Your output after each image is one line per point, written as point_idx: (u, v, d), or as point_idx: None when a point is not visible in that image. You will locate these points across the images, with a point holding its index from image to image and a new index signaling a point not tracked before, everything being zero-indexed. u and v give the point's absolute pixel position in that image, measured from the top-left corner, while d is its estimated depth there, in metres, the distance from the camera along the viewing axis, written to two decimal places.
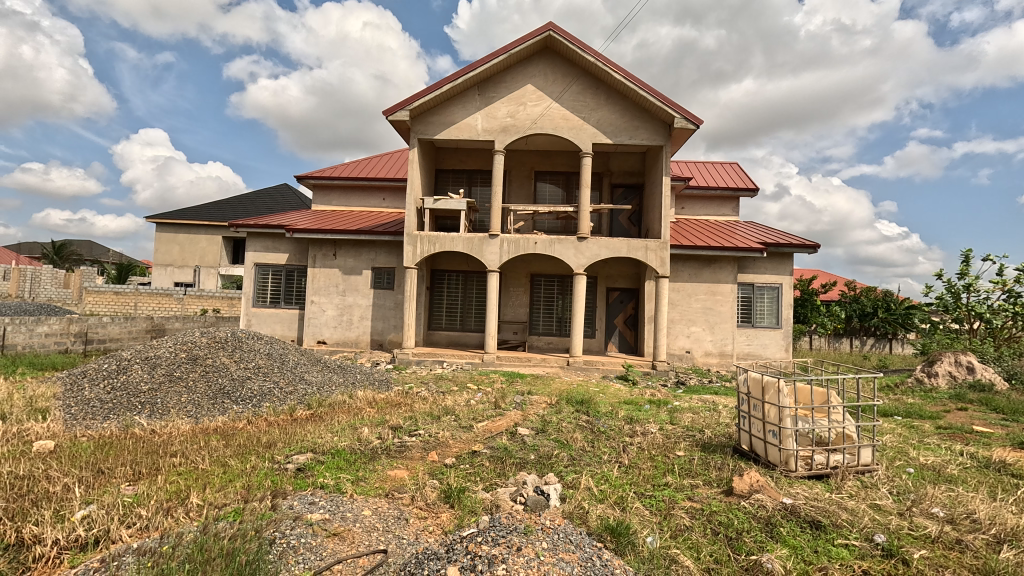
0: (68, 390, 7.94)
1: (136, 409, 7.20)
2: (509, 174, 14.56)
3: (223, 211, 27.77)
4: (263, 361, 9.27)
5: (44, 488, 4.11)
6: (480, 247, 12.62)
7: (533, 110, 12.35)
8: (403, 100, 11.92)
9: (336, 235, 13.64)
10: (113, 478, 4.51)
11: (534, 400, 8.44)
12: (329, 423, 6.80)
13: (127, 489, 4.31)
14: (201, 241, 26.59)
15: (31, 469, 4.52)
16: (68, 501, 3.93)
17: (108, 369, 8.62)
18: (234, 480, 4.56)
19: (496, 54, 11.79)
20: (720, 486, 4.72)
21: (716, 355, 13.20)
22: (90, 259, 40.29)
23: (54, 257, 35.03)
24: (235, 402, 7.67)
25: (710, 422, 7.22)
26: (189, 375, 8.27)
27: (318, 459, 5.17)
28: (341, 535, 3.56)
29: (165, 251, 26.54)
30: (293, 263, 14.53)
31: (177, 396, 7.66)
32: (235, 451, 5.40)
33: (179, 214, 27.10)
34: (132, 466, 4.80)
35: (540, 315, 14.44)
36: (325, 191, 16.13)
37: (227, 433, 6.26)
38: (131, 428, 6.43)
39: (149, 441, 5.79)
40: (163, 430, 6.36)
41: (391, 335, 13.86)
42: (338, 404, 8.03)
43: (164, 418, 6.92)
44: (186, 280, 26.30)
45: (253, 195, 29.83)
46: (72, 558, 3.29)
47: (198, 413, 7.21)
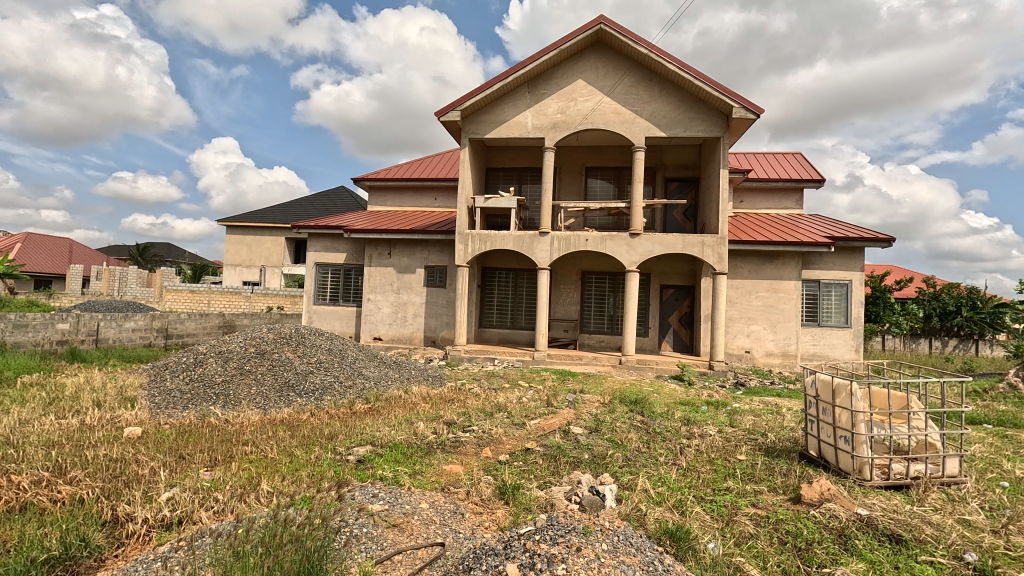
0: (152, 380, 8.61)
1: (212, 400, 7.71)
2: (560, 171, 14.49)
3: (285, 212, 29.25)
4: (325, 356, 9.72)
5: (134, 471, 4.48)
6: (530, 244, 12.60)
7: (584, 105, 12.18)
8: (455, 101, 12.11)
9: (391, 235, 14.05)
10: (193, 464, 4.85)
11: (587, 399, 8.32)
12: (386, 417, 7.03)
13: (205, 474, 4.62)
14: (266, 242, 28.19)
15: (123, 452, 4.93)
16: (154, 483, 4.26)
17: (186, 361, 9.30)
18: (301, 468, 4.81)
19: (547, 50, 11.74)
20: (787, 493, 4.48)
21: (778, 355, 12.58)
22: (171, 259, 43.90)
23: (139, 257, 38.52)
24: (299, 394, 8.07)
25: (773, 425, 6.91)
26: (258, 369, 8.79)
27: (377, 451, 5.33)
28: (401, 527, 3.66)
29: (234, 251, 28.36)
30: (351, 262, 15.09)
31: (247, 388, 8.14)
32: (300, 441, 5.67)
33: (246, 216, 28.78)
34: (209, 453, 5.15)
35: (592, 313, 14.26)
36: (380, 192, 16.67)
37: (293, 424, 6.59)
38: (207, 416, 6.90)
39: (224, 430, 6.19)
40: (235, 420, 6.77)
41: (443, 333, 14.10)
42: (394, 398, 8.28)
43: (236, 408, 7.38)
44: (254, 279, 27.94)
45: (313, 197, 31.28)
46: (159, 536, 3.56)
47: (267, 404, 7.64)
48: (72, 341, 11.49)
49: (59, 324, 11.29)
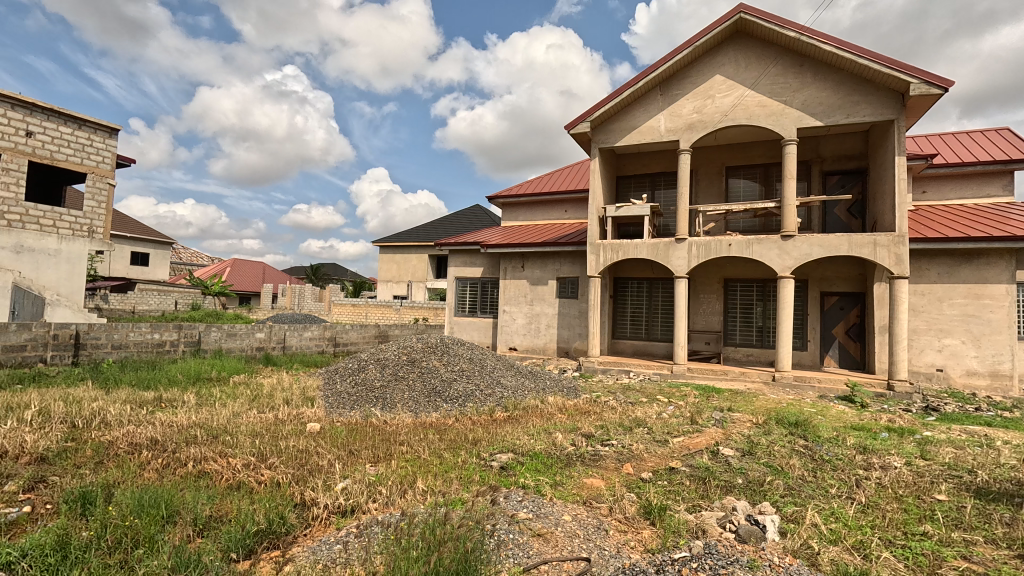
0: (326, 383, 9.88)
1: (373, 402, 8.62)
2: (696, 173, 13.70)
3: (428, 232, 31.87)
4: (466, 365, 10.31)
5: (316, 462, 5.17)
6: (666, 252, 12.06)
7: (723, 101, 11.40)
8: (584, 112, 12.19)
9: (524, 249, 14.49)
10: (361, 459, 5.45)
11: (736, 418, 7.65)
12: (525, 425, 7.20)
13: (371, 469, 5.15)
14: (413, 259, 30.98)
15: (307, 445, 5.73)
16: (332, 474, 4.87)
17: (352, 367, 10.54)
18: (450, 470, 5.13)
19: (680, 49, 11.27)
20: (1013, 548, 3.61)
21: (986, 375, 10.31)
22: (337, 277, 50.45)
23: (313, 276, 44.91)
24: (445, 400, 8.66)
25: (984, 461, 5.65)
26: (409, 375, 9.64)
27: (519, 459, 5.48)
28: (546, 537, 3.70)
29: (386, 268, 31.63)
30: (487, 276, 15.87)
31: (401, 392, 8.96)
32: (448, 445, 6.06)
33: (396, 236, 31.94)
34: (373, 450, 5.75)
35: (737, 324, 13.13)
36: (513, 208, 17.34)
37: (441, 428, 7.07)
38: (370, 417, 7.73)
39: (384, 430, 6.87)
40: (393, 421, 7.48)
41: (576, 344, 14.08)
42: (531, 408, 8.47)
43: (393, 411, 8.16)
44: (402, 293, 30.83)
45: (452, 216, 33.67)
46: (337, 521, 4.04)
47: (418, 408, 8.32)
48: (266, 348, 13.70)
49: (258, 333, 13.54)
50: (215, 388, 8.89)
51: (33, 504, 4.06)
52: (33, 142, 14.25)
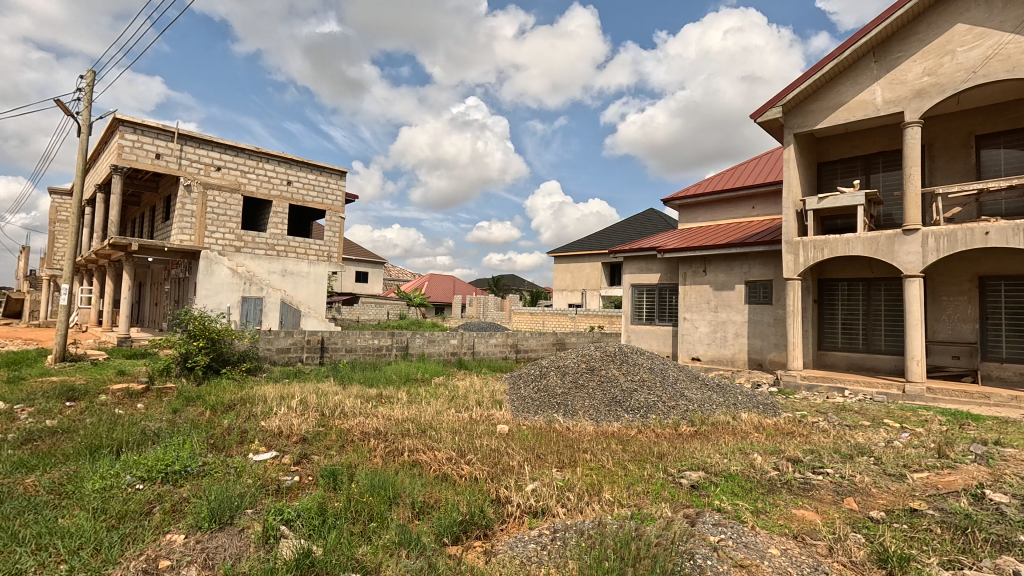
0: (512, 387, 10.50)
1: (555, 408, 8.89)
2: (930, 148, 11.17)
3: (602, 239, 31.88)
4: (647, 375, 10.00)
5: (508, 462, 5.53)
6: (890, 246, 10.06)
7: (968, 56, 9.14)
8: (775, 97, 10.96)
9: (706, 251, 13.50)
10: (548, 463, 5.66)
11: (1007, 456, 5.95)
12: (716, 443, 6.66)
13: (557, 474, 5.31)
14: (586, 268, 31.32)
15: (499, 445, 6.16)
16: (523, 475, 5.14)
17: (534, 373, 11.06)
18: (637, 484, 5.01)
19: (901, 3, 9.42)
20: None
21: None
22: (516, 288, 53.73)
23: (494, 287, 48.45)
24: (626, 410, 8.51)
25: None
26: (589, 383, 9.73)
27: (711, 479, 5.09)
28: (749, 569, 3.36)
29: (561, 278, 32.55)
30: (665, 282, 15.20)
31: (582, 400, 9.08)
32: (633, 457, 5.92)
33: (569, 246, 32.68)
34: (558, 455, 5.92)
35: (1002, 334, 10.25)
36: (692, 209, 16.36)
37: (624, 439, 6.95)
38: (553, 422, 7.99)
39: (568, 436, 7.03)
40: (575, 428, 7.62)
41: (772, 355, 12.56)
42: (721, 424, 7.80)
43: (575, 418, 8.30)
44: (577, 302, 31.36)
45: (625, 222, 33.16)
46: (530, 520, 4.25)
47: (599, 417, 8.32)
48: (459, 353, 15.19)
49: (452, 340, 15.10)
50: (421, 388, 10.16)
51: (300, 475, 5.13)
52: (292, 189, 18.28)
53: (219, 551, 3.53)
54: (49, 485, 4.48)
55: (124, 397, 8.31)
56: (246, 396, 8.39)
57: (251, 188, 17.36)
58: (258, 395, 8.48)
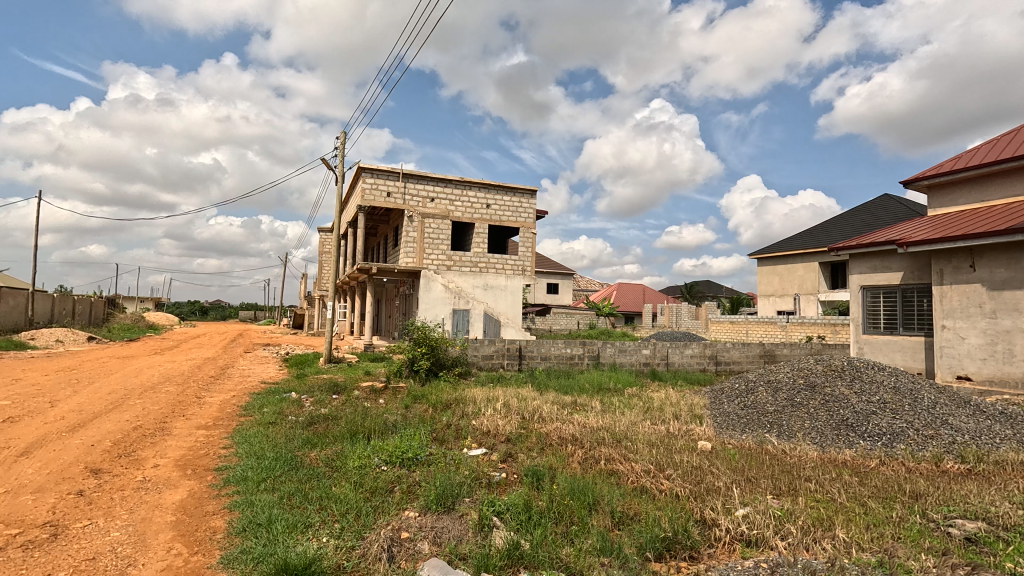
0: (713, 401, 9.72)
1: (767, 428, 7.95)
2: None
3: (818, 236, 27.59)
4: (890, 397, 8.27)
5: (712, 482, 5.14)
6: None
7: None
8: None
9: (975, 241, 10.54)
10: (760, 487, 5.08)
11: None
12: (1002, 488, 5.14)
13: (773, 501, 4.74)
14: (799, 269, 27.44)
15: (701, 462, 5.76)
16: (731, 498, 4.72)
17: (739, 387, 10.08)
18: (882, 525, 4.16)
19: None
20: None
21: None
22: (713, 294, 49.88)
23: (688, 295, 45.71)
24: (861, 436, 7.16)
25: None
26: (810, 404, 8.47)
27: (997, 534, 3.94)
28: None
29: (767, 282, 29.11)
30: (911, 282, 12.38)
31: (801, 421, 7.95)
32: (875, 492, 4.94)
33: (776, 246, 29.07)
34: (773, 480, 5.27)
35: None
36: (947, 190, 13.08)
37: (860, 470, 5.85)
38: (765, 444, 7.15)
39: (784, 460, 6.22)
40: (793, 452, 6.69)
41: None
42: (1010, 465, 5.99)
43: (792, 440, 7.30)
44: (788, 308, 27.67)
45: (849, 214, 28.15)
46: (742, 550, 3.87)
47: (824, 442, 7.17)
48: (652, 364, 14.71)
49: (644, 350, 14.72)
50: (615, 398, 10.12)
51: (507, 472, 5.57)
52: (490, 211, 20.15)
53: (445, 531, 4.04)
54: (325, 459, 5.73)
55: (371, 393, 10.17)
56: (459, 397, 9.47)
57: (457, 213, 19.69)
58: (468, 397, 9.50)
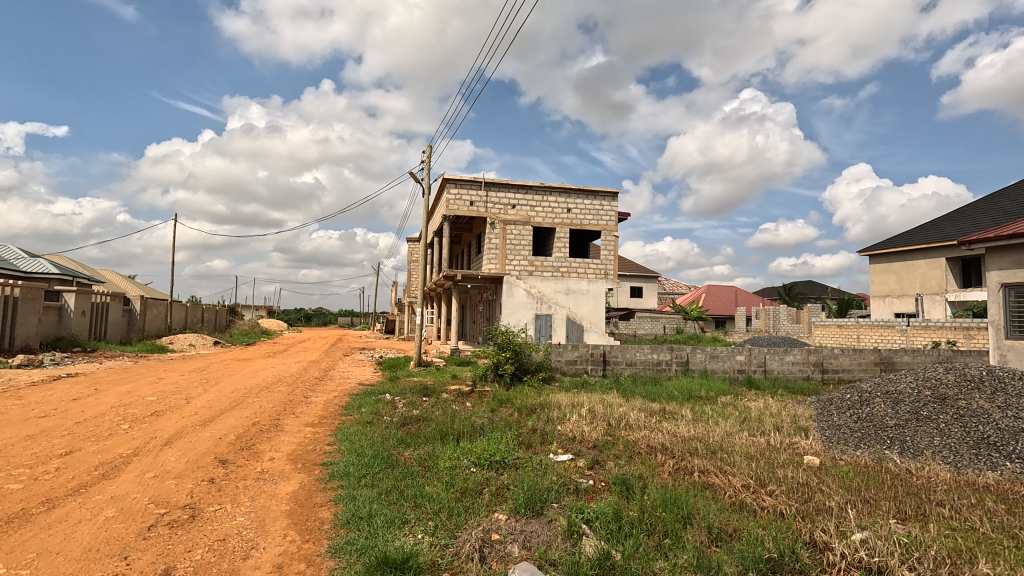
0: (821, 413, 8.89)
1: (886, 444, 7.13)
2: None
3: (944, 228, 24.42)
4: None
5: (822, 501, 4.70)
6: None
7: None
8: None
9: None
10: (881, 510, 4.56)
11: None
12: None
13: (898, 526, 4.23)
14: (921, 267, 24.44)
15: (808, 479, 5.30)
16: (846, 520, 4.28)
17: (851, 398, 9.15)
18: None
19: None
20: None
21: None
22: (816, 296, 45.90)
23: (787, 297, 42.37)
24: (1007, 458, 6.20)
25: None
26: (941, 419, 7.48)
27: None
28: None
29: (882, 281, 26.23)
30: None
31: (928, 438, 7.05)
32: None
33: (891, 241, 26.14)
34: (897, 503, 4.71)
35: None
36: None
37: (1008, 497, 5.06)
38: (885, 462, 6.42)
39: (909, 481, 5.54)
40: (920, 472, 5.94)
41: None
42: None
43: (918, 459, 6.49)
44: (908, 310, 24.75)
45: (983, 202, 24.64)
46: None
47: (960, 462, 6.29)
48: (748, 370, 13.80)
49: (738, 356, 13.84)
50: (707, 406, 9.60)
51: (595, 479, 5.48)
52: (571, 215, 20.05)
53: (534, 535, 4.06)
54: (419, 459, 5.99)
55: (458, 396, 10.49)
56: (544, 402, 9.48)
57: (538, 219, 19.83)
58: (553, 402, 9.49)
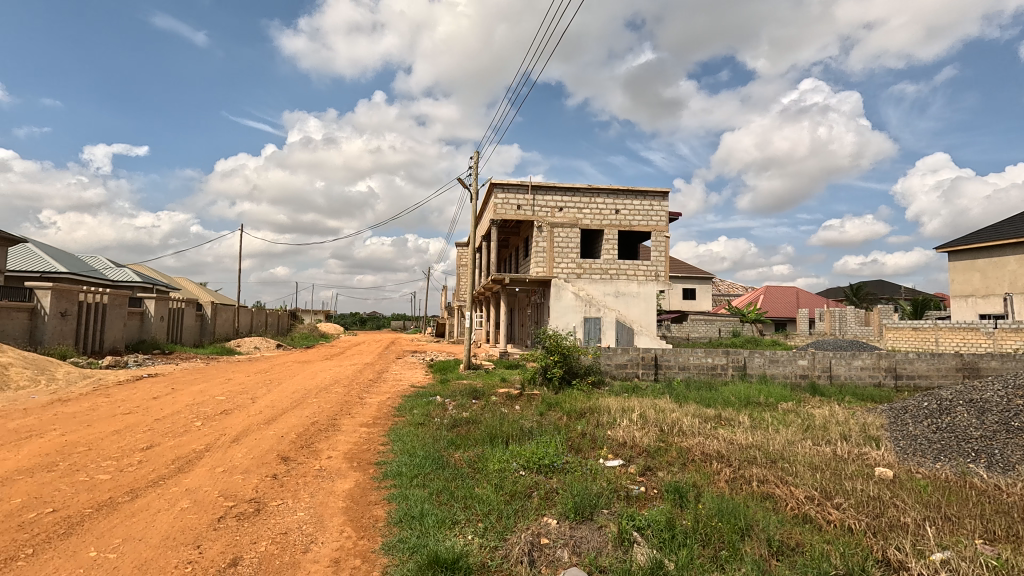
0: (894, 422, 8.28)
1: (971, 457, 6.54)
2: None
3: None
4: None
5: (896, 517, 4.38)
6: None
7: None
8: None
9: None
10: (965, 529, 4.18)
11: None
12: None
13: (985, 547, 3.87)
14: (1010, 263, 22.33)
15: (880, 492, 4.95)
16: (924, 538, 3.96)
17: (929, 407, 8.48)
18: None
19: None
20: None
21: None
22: (888, 297, 42.88)
23: (855, 298, 39.83)
24: None
25: None
26: None
27: None
28: None
29: (963, 280, 24.16)
30: None
31: (1020, 451, 6.43)
32: None
33: (974, 236, 24.05)
34: (983, 522, 4.31)
35: None
36: None
37: None
38: (969, 476, 5.87)
39: (998, 498, 5.06)
40: (1011, 488, 5.41)
41: None
42: None
43: (1009, 474, 5.91)
44: (995, 311, 22.68)
45: None
46: None
47: None
48: (811, 376, 13.07)
49: (800, 360, 13.14)
50: (766, 413, 9.17)
51: (646, 486, 5.35)
52: (619, 216, 19.76)
53: (584, 542, 4.00)
54: (468, 460, 6.07)
55: (507, 399, 10.54)
56: (593, 406, 9.37)
57: (586, 221, 19.67)
58: (603, 406, 9.35)
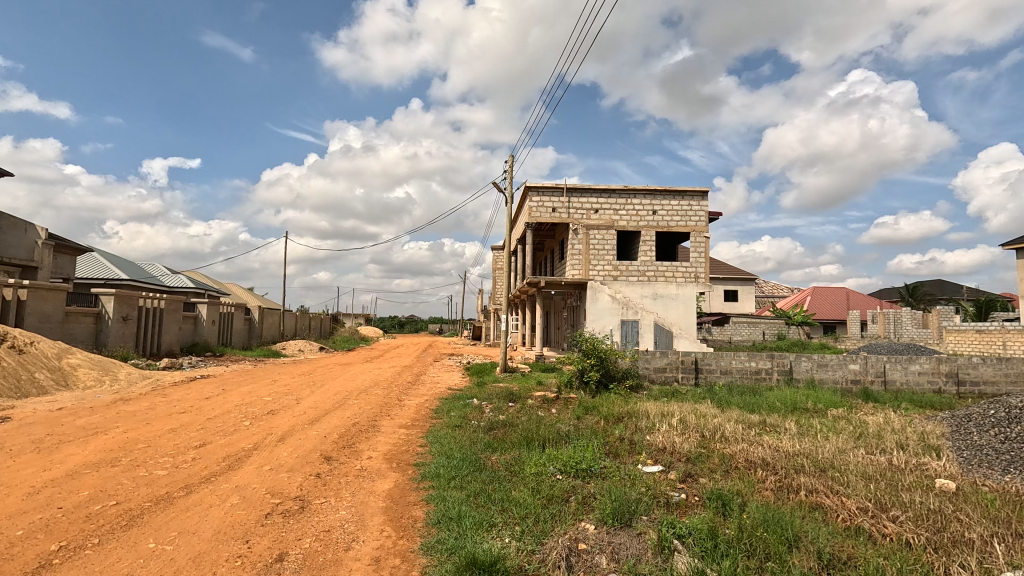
0: (957, 431, 7.78)
1: None
2: None
3: None
4: None
5: (960, 532, 4.10)
6: None
7: None
8: None
9: None
10: None
11: None
12: None
13: None
14: None
15: (941, 505, 4.65)
16: (991, 556, 3.70)
17: (995, 415, 7.91)
18: None
19: None
20: None
21: None
22: (948, 297, 40.40)
23: (911, 299, 37.72)
24: None
25: None
26: None
27: None
28: None
29: None
30: None
31: None
32: None
33: None
34: None
35: None
36: None
37: None
38: None
39: None
40: None
41: None
42: None
43: None
44: None
45: None
46: None
47: None
48: (864, 381, 12.44)
49: (851, 364, 12.53)
50: (815, 420, 8.78)
51: (687, 493, 5.22)
52: (657, 217, 19.41)
53: (622, 548, 3.93)
54: (505, 463, 6.08)
55: (543, 402, 10.52)
56: (631, 410, 9.22)
57: (622, 223, 19.41)
58: (641, 410, 9.20)
